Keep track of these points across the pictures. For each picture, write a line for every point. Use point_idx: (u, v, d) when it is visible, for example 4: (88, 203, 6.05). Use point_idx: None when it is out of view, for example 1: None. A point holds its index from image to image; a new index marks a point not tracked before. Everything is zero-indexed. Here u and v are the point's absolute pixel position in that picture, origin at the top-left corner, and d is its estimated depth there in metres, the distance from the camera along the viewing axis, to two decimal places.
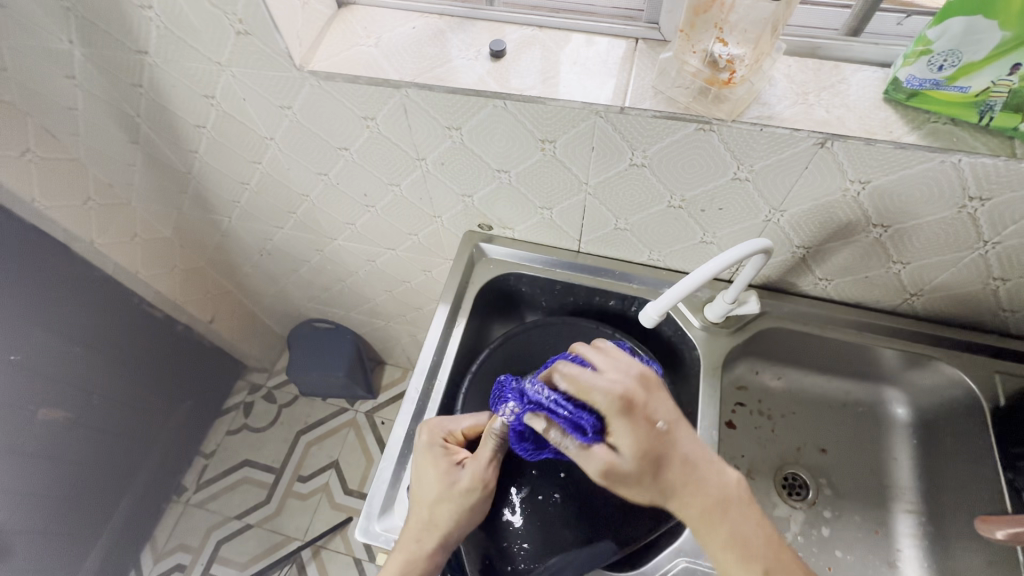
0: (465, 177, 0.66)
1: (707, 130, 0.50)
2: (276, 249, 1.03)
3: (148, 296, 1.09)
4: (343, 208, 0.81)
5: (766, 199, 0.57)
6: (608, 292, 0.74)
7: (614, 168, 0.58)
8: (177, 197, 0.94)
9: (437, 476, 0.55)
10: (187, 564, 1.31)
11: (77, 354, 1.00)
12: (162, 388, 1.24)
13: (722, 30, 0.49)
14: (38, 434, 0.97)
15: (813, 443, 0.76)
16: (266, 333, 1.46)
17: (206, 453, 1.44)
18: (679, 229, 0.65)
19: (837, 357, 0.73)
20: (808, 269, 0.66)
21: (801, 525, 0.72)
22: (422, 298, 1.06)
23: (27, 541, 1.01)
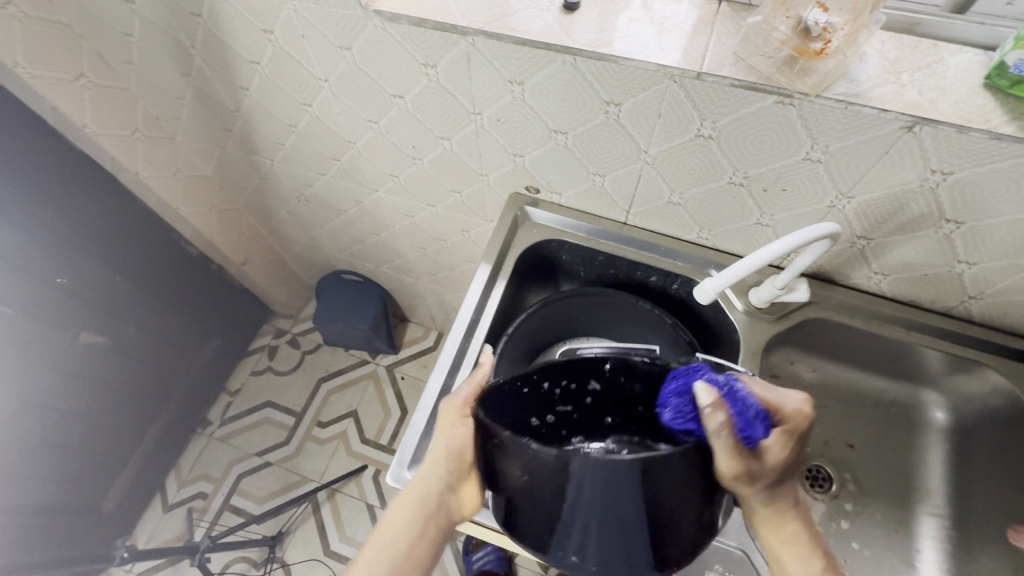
0: (520, 135, 0.65)
1: (786, 104, 0.48)
2: (314, 196, 1.03)
3: (186, 233, 1.11)
4: (389, 159, 0.81)
5: (835, 183, 0.54)
6: (650, 267, 0.73)
7: (679, 138, 0.56)
8: (222, 134, 0.94)
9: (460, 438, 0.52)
10: (208, 492, 1.37)
11: (116, 284, 1.03)
12: (194, 324, 1.27)
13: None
14: (79, 356, 1.01)
15: (842, 438, 0.76)
16: (295, 280, 1.49)
17: (230, 390, 1.48)
18: (735, 208, 0.63)
19: (879, 355, 0.72)
20: (864, 262, 0.64)
21: (820, 516, 0.72)
22: (455, 258, 1.06)
23: (65, 455, 1.06)
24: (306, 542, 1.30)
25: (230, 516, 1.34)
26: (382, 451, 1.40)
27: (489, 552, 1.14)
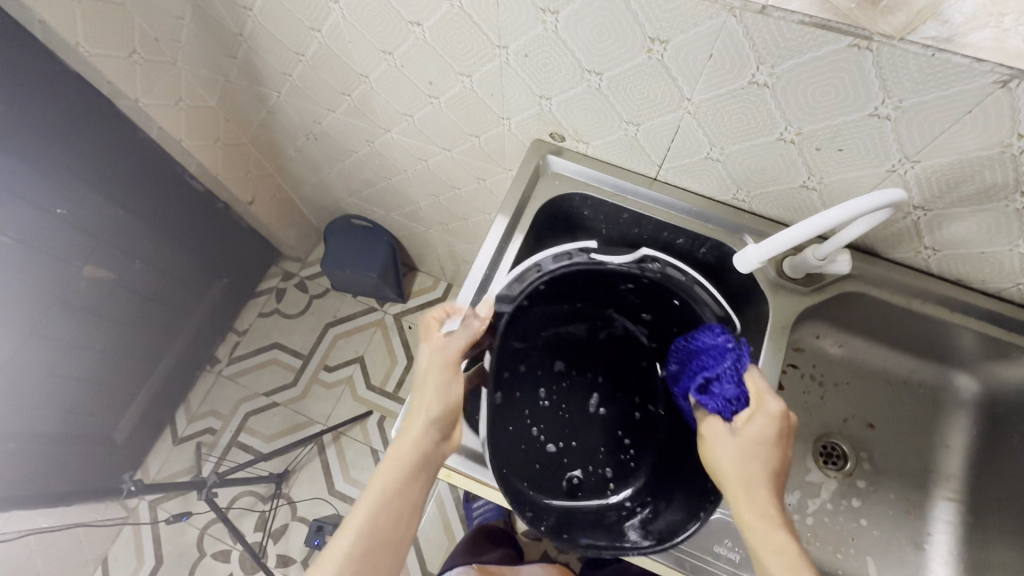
0: (549, 74, 0.58)
1: (863, 48, 0.42)
2: (323, 135, 0.98)
3: (190, 168, 1.07)
4: (404, 96, 0.74)
5: (901, 144, 0.48)
6: (678, 229, 0.68)
7: (729, 85, 0.50)
8: (226, 62, 0.88)
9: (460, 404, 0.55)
10: (217, 428, 1.39)
11: (118, 217, 1.00)
12: (200, 262, 1.25)
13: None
14: (84, 289, 1.00)
15: (861, 416, 0.74)
16: (303, 222, 1.45)
17: (238, 330, 1.48)
18: (781, 168, 0.57)
19: (915, 334, 0.67)
20: (915, 235, 0.59)
21: (831, 493, 0.71)
22: (468, 209, 1.01)
23: (75, 386, 1.07)
24: (312, 480, 1.33)
25: (238, 452, 1.37)
26: (387, 398, 1.40)
27: (488, 503, 1.18)
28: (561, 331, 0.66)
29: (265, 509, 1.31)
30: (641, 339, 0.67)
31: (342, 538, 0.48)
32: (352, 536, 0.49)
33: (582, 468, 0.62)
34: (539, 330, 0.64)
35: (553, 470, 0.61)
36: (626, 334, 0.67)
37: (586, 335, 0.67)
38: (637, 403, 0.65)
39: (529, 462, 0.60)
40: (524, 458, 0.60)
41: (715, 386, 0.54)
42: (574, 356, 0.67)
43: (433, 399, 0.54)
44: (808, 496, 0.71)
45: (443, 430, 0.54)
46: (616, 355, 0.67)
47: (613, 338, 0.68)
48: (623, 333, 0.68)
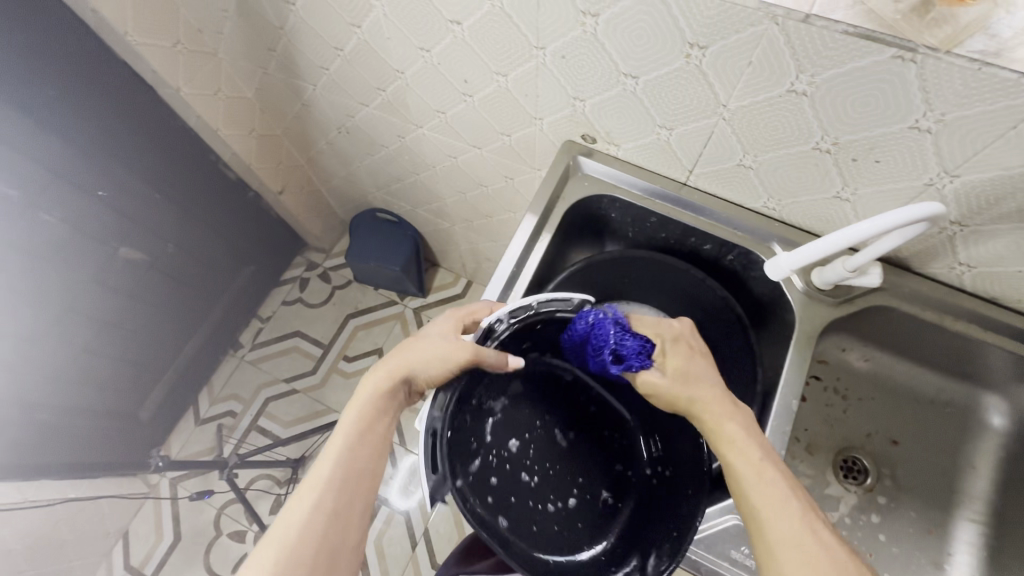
0: (585, 75, 0.59)
1: (907, 60, 0.42)
2: (355, 128, 0.99)
3: (225, 156, 1.10)
4: (438, 92, 0.75)
5: (941, 158, 0.48)
6: (705, 234, 0.69)
7: (767, 92, 0.50)
8: (265, 56, 0.90)
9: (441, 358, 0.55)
10: (237, 411, 1.43)
11: (154, 202, 1.03)
12: (229, 249, 1.28)
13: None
14: (119, 269, 1.03)
15: (885, 433, 0.73)
16: (329, 214, 1.47)
17: (261, 317, 1.51)
18: (815, 177, 0.57)
19: (944, 351, 0.66)
20: (949, 251, 0.58)
21: (850, 508, 0.70)
22: (494, 207, 1.02)
23: (106, 363, 1.11)
24: None
25: (257, 436, 1.40)
26: None
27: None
28: (491, 411, 0.62)
29: (281, 493, 1.33)
30: (548, 360, 0.67)
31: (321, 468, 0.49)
32: (333, 464, 0.49)
33: (605, 486, 0.63)
34: (477, 423, 0.60)
35: (597, 515, 0.61)
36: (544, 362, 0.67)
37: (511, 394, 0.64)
38: (587, 404, 0.67)
39: (587, 541, 0.60)
40: (575, 534, 0.59)
41: (622, 349, 0.52)
42: (508, 420, 0.63)
43: (418, 353, 0.55)
44: (826, 509, 0.70)
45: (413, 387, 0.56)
46: (541, 379, 0.67)
47: (532, 372, 0.67)
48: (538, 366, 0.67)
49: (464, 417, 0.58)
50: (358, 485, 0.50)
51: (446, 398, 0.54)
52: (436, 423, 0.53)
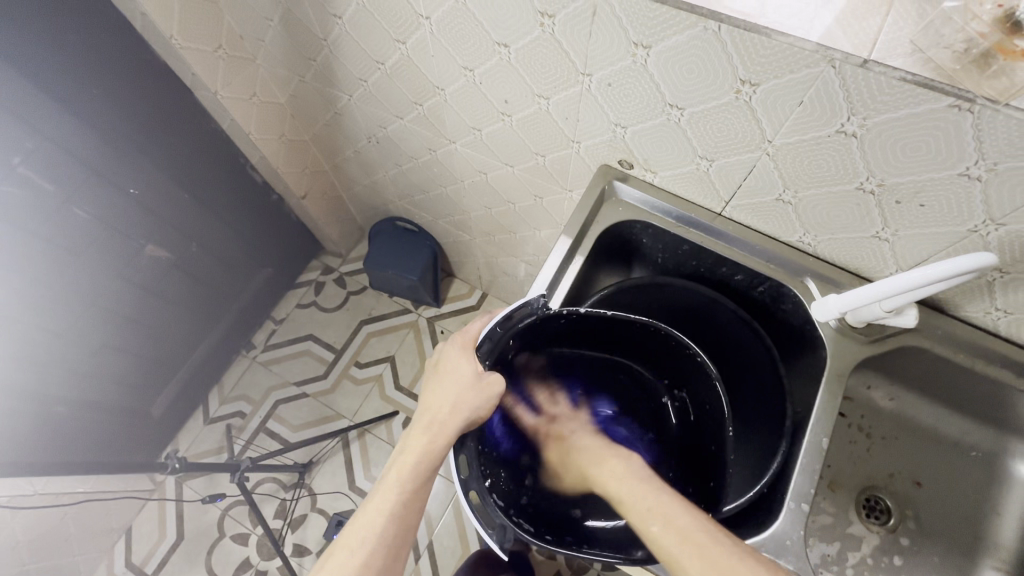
0: (630, 104, 0.59)
1: (964, 110, 0.42)
2: (386, 139, 1.00)
3: (253, 159, 1.11)
4: (476, 110, 0.76)
5: (988, 206, 0.48)
6: (737, 265, 0.69)
7: (815, 131, 0.50)
8: (303, 65, 0.91)
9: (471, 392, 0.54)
10: (247, 412, 1.42)
11: (183, 201, 1.04)
12: (250, 251, 1.29)
13: (1004, 7, 0.42)
14: (145, 266, 1.04)
15: (909, 473, 0.72)
16: (349, 219, 1.48)
17: (276, 319, 1.52)
18: (856, 216, 0.57)
19: (972, 395, 0.66)
20: (986, 295, 0.58)
21: (872, 548, 0.69)
22: (520, 223, 1.03)
23: (124, 359, 1.11)
24: (333, 474, 1.34)
25: (265, 438, 1.40)
26: (413, 400, 1.42)
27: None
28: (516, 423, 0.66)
29: (286, 497, 1.33)
30: (541, 353, 0.66)
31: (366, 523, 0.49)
32: (382, 520, 0.49)
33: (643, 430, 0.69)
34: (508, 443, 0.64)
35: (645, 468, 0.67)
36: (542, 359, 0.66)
37: (526, 399, 0.68)
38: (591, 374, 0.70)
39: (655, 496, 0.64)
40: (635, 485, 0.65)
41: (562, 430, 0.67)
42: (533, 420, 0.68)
43: (448, 393, 0.54)
44: (848, 548, 0.69)
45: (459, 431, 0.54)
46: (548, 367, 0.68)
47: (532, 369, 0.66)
48: (536, 366, 0.66)
49: (492, 459, 0.60)
50: (406, 539, 0.50)
51: (468, 455, 0.55)
52: (473, 484, 0.53)
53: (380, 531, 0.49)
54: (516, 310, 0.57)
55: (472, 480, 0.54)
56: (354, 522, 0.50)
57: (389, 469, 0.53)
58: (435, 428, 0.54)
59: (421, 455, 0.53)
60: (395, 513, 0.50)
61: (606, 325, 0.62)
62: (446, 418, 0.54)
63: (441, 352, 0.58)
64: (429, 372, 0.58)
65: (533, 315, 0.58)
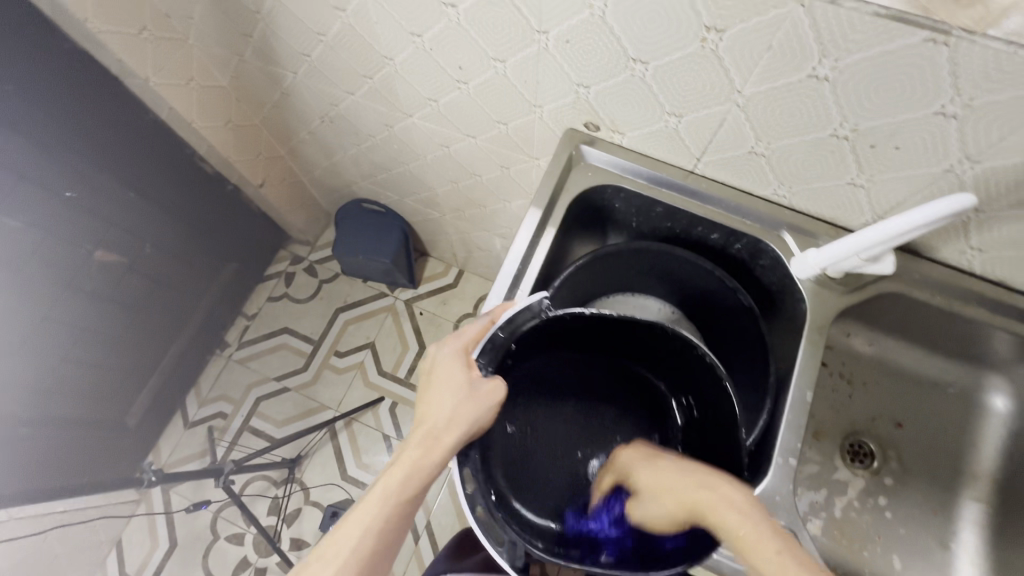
0: (592, 62, 0.55)
1: (939, 43, 0.40)
2: (340, 117, 0.94)
3: (200, 149, 1.03)
4: (431, 80, 0.71)
5: (963, 144, 0.46)
6: (713, 224, 0.67)
7: (785, 78, 0.48)
8: (239, 41, 0.84)
9: (466, 406, 0.52)
10: (228, 413, 1.39)
11: (127, 200, 0.97)
12: (210, 246, 1.23)
13: None
14: (94, 274, 0.98)
15: (889, 416, 0.73)
16: (312, 205, 1.42)
17: (247, 314, 1.47)
18: (830, 164, 0.55)
19: (949, 335, 0.66)
20: (962, 236, 0.57)
21: (858, 491, 0.71)
22: (489, 196, 0.98)
23: (88, 372, 1.06)
24: (324, 466, 1.33)
25: (250, 437, 1.37)
26: (398, 384, 1.39)
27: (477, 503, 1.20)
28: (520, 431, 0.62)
29: (278, 494, 1.31)
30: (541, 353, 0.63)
31: (344, 540, 0.47)
32: (363, 534, 0.47)
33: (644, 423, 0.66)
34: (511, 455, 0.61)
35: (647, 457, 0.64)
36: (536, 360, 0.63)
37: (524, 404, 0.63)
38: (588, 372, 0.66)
39: None
40: None
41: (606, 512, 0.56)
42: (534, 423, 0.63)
43: (441, 405, 0.51)
44: (834, 494, 0.71)
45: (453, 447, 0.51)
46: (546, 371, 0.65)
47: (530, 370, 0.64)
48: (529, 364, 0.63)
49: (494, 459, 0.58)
50: (386, 555, 0.48)
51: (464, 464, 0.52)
52: (473, 501, 0.51)
53: (358, 545, 0.47)
54: (517, 314, 0.55)
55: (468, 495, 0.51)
56: (330, 539, 0.47)
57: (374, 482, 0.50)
58: (430, 441, 0.51)
59: (409, 469, 0.50)
60: (377, 526, 0.47)
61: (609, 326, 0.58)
62: (440, 431, 0.51)
63: (432, 359, 0.54)
64: (422, 380, 0.54)
65: (535, 320, 0.55)
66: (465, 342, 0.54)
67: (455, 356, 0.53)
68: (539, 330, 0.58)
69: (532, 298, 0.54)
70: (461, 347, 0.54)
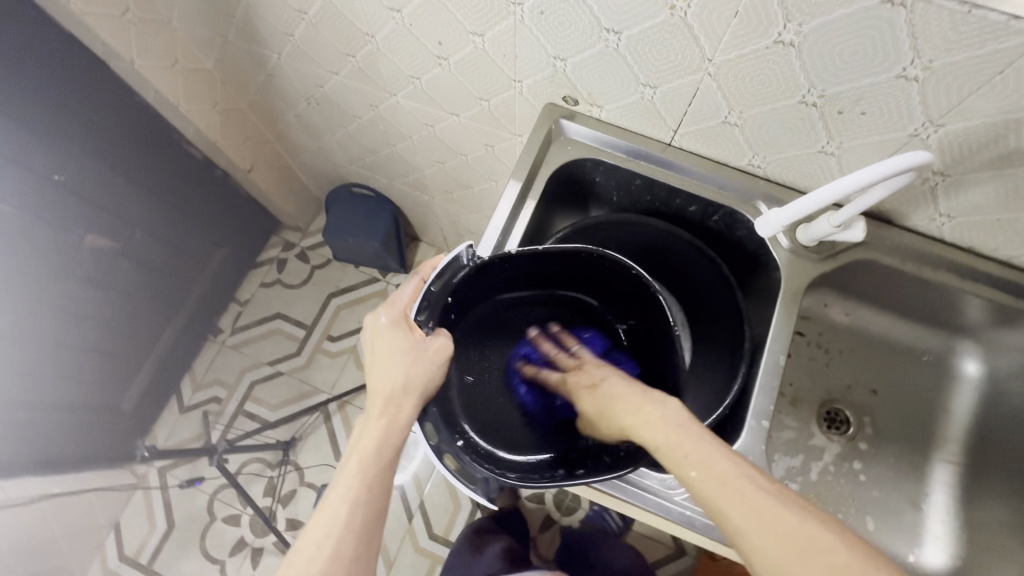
0: (567, 34, 0.56)
1: (897, 5, 0.41)
2: (325, 98, 0.95)
3: (187, 133, 1.04)
4: (412, 57, 0.72)
5: (927, 107, 0.48)
6: (691, 195, 0.68)
7: (753, 44, 0.49)
8: (223, 22, 0.84)
9: (418, 368, 0.53)
10: (222, 398, 1.40)
11: (116, 184, 0.98)
12: (202, 231, 1.24)
13: None
14: (86, 258, 0.99)
15: (865, 382, 0.75)
16: (302, 191, 1.42)
17: (240, 301, 1.48)
18: (800, 132, 0.56)
19: (921, 302, 0.68)
20: (931, 201, 0.58)
21: (833, 457, 0.72)
22: (474, 176, 0.99)
23: (82, 356, 1.07)
24: (318, 448, 1.34)
25: (244, 421, 1.38)
26: None
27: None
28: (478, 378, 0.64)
29: (273, 476, 1.33)
30: (485, 299, 0.64)
31: (331, 519, 0.46)
32: (348, 508, 0.47)
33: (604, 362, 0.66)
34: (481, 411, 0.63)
35: None
36: (494, 307, 0.66)
37: (483, 355, 0.65)
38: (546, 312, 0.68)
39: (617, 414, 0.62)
40: None
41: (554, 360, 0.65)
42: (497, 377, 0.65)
43: (398, 372, 0.52)
44: (811, 460, 0.72)
45: (416, 409, 0.53)
46: (507, 314, 0.67)
47: (479, 319, 0.65)
48: (490, 309, 0.66)
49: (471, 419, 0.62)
50: (377, 523, 0.49)
51: (433, 424, 0.56)
52: (446, 447, 0.55)
53: (346, 519, 0.47)
54: (445, 268, 0.55)
55: (444, 446, 0.55)
56: (314, 522, 0.47)
57: (347, 460, 0.50)
58: (391, 409, 0.52)
59: (380, 438, 0.51)
60: (360, 499, 0.48)
61: (541, 262, 0.60)
62: (401, 396, 0.52)
63: (371, 331, 0.54)
64: (366, 355, 0.55)
65: (464, 269, 0.56)
66: (401, 310, 0.54)
67: (394, 326, 0.54)
68: (478, 279, 0.59)
69: (457, 248, 0.55)
70: (396, 317, 0.54)
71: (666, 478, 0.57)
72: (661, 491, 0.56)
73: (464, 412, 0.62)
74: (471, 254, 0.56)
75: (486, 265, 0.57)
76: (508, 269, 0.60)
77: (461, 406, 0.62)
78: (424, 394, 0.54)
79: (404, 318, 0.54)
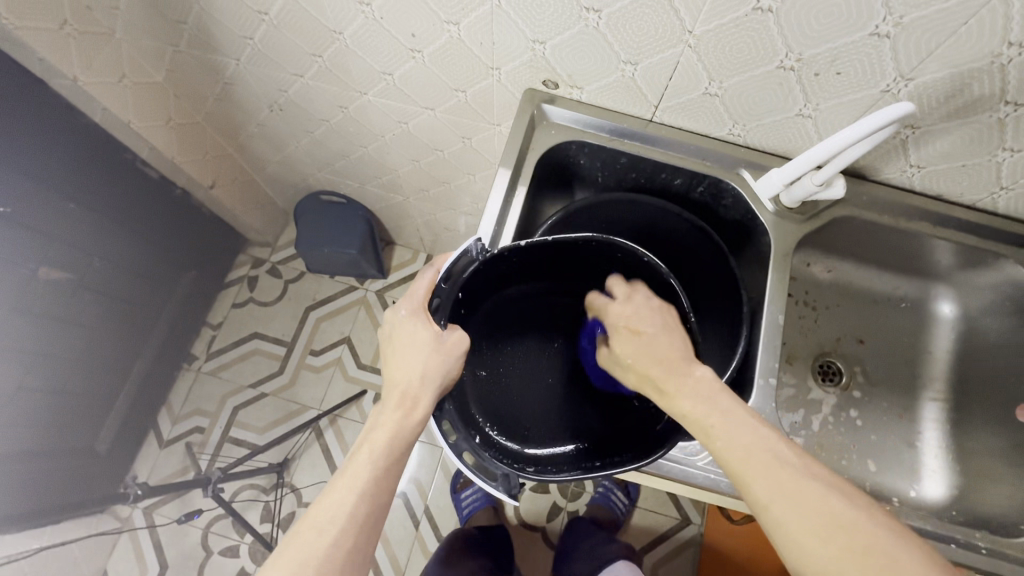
0: (547, 16, 0.56)
1: None
2: (290, 104, 0.92)
3: (142, 153, 0.98)
4: (383, 52, 0.70)
5: (898, 62, 0.50)
6: (676, 168, 0.69)
7: (732, 13, 0.50)
8: (173, 32, 0.79)
9: (435, 362, 0.52)
10: (205, 427, 1.34)
11: (68, 212, 0.92)
12: (165, 254, 1.18)
13: None
14: (43, 293, 0.92)
15: (852, 333, 0.78)
16: (269, 205, 1.37)
17: (212, 324, 1.41)
18: (778, 97, 0.58)
19: (896, 251, 0.72)
20: (901, 155, 0.61)
21: (831, 407, 0.75)
22: (450, 170, 0.98)
23: (46, 401, 1.00)
24: (313, 465, 1.30)
25: (231, 447, 1.33)
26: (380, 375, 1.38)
27: (476, 492, 1.21)
28: (492, 371, 0.63)
29: (269, 500, 1.28)
30: (494, 293, 0.64)
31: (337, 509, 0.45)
32: (354, 497, 0.46)
33: None
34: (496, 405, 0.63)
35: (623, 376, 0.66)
36: (504, 302, 0.65)
37: (498, 349, 0.65)
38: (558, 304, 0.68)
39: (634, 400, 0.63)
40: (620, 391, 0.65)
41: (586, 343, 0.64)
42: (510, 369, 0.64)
43: (413, 365, 0.51)
44: (811, 413, 0.75)
45: (430, 402, 0.52)
46: (517, 308, 0.66)
47: (489, 314, 0.64)
48: (500, 305, 0.65)
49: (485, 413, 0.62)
50: (382, 512, 0.48)
51: (450, 420, 0.56)
52: (463, 446, 0.55)
53: (352, 509, 0.46)
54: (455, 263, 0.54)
55: (461, 446, 0.55)
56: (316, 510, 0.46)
57: (357, 449, 0.49)
58: (407, 402, 0.51)
59: (393, 430, 0.49)
60: (368, 488, 0.47)
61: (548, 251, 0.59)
62: (417, 389, 0.51)
63: (391, 324, 0.54)
64: (385, 346, 0.54)
65: (475, 263, 0.55)
66: (418, 302, 0.53)
67: (412, 317, 0.53)
68: (487, 272, 0.59)
69: (466, 242, 0.54)
70: (415, 308, 0.53)
71: (686, 446, 0.58)
72: (683, 459, 0.57)
73: (478, 407, 0.62)
74: (479, 247, 0.55)
75: (494, 259, 0.57)
76: (516, 260, 0.59)
77: (474, 401, 0.62)
78: (440, 387, 0.53)
79: (421, 310, 0.53)
